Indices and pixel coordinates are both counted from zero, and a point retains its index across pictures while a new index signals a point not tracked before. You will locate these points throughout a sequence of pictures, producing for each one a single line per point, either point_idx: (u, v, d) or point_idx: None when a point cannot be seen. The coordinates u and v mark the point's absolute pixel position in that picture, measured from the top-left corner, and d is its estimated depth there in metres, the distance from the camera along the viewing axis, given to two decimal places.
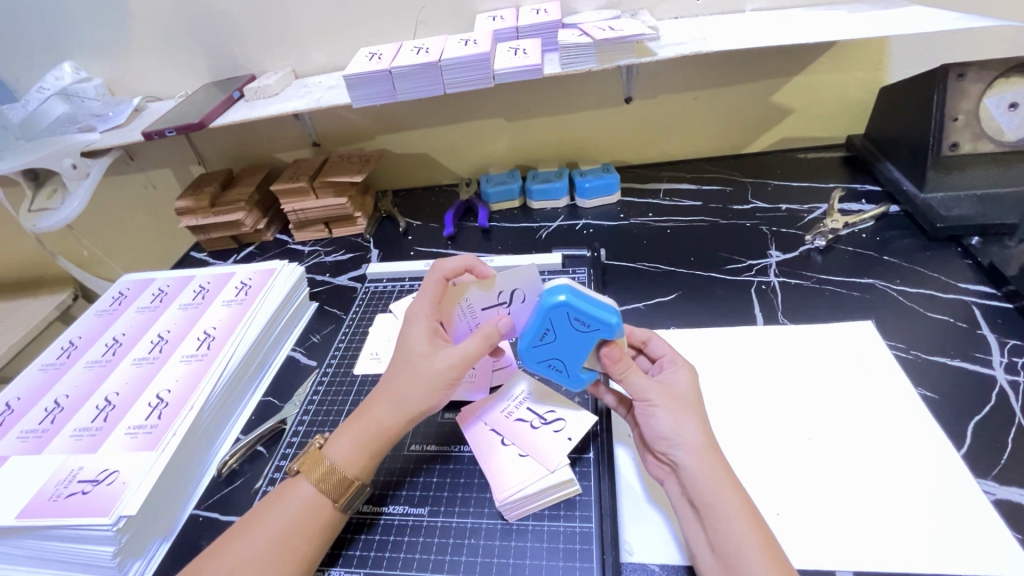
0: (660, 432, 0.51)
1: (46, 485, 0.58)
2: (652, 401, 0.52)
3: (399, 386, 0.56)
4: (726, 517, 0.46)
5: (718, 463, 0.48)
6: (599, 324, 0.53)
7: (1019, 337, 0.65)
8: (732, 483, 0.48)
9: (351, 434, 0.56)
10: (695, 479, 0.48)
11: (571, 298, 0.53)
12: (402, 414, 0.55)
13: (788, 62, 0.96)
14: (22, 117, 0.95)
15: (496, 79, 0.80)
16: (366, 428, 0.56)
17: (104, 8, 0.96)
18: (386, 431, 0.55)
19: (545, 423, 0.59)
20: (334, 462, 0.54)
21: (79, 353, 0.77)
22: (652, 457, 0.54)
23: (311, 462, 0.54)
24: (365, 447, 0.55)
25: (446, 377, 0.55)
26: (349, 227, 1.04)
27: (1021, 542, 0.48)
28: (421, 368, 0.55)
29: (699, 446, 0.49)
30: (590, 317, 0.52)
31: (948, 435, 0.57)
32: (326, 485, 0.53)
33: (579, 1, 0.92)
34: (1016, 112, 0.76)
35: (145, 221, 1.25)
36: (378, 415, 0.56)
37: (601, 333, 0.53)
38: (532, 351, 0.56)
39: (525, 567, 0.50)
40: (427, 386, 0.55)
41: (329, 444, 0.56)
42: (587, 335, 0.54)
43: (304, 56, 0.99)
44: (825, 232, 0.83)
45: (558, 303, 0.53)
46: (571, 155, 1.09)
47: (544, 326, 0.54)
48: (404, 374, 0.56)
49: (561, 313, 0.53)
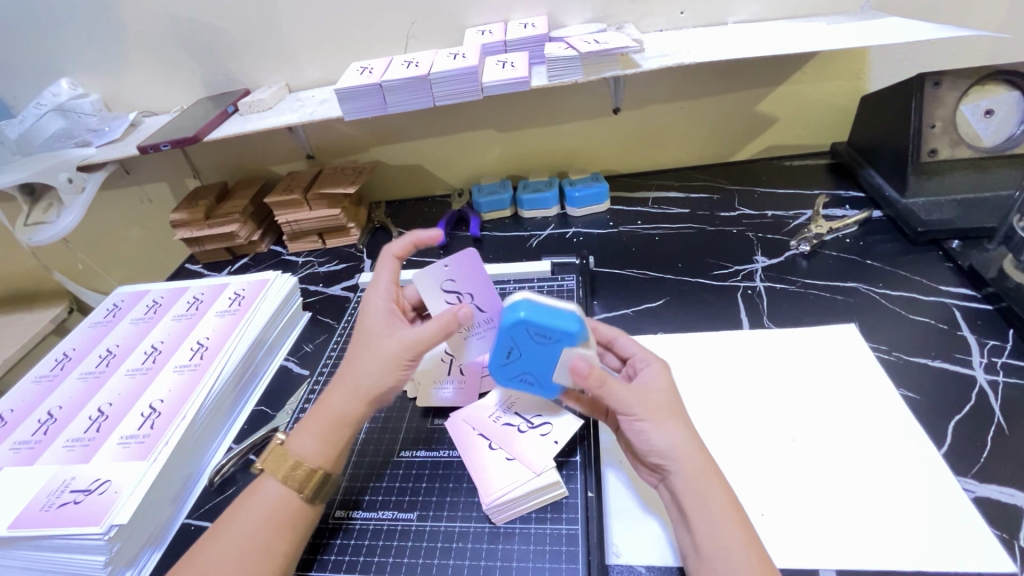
0: (648, 443, 0.51)
1: (38, 497, 0.59)
2: (637, 415, 0.51)
3: (356, 369, 0.57)
4: (711, 519, 0.46)
5: (706, 467, 0.49)
6: (561, 333, 0.54)
7: (999, 338, 0.66)
8: (721, 486, 0.48)
9: (311, 426, 0.56)
10: (682, 484, 0.48)
11: (530, 313, 0.54)
12: (358, 395, 0.56)
13: (772, 72, 0.98)
14: (20, 133, 0.97)
15: (484, 91, 0.82)
16: (324, 417, 0.56)
17: (102, 25, 0.98)
18: (343, 414, 0.56)
19: (532, 427, 0.60)
20: (298, 457, 0.54)
21: (74, 364, 0.78)
22: (643, 465, 0.54)
23: (275, 460, 0.54)
24: (328, 436, 0.55)
25: (402, 358, 0.56)
26: (343, 237, 1.05)
27: (1000, 538, 0.49)
28: (378, 349, 0.57)
29: (686, 454, 0.49)
30: (548, 327, 0.53)
31: (930, 434, 0.57)
32: (294, 480, 0.53)
33: (565, 15, 0.94)
34: (991, 118, 0.78)
35: (140, 234, 1.26)
36: (337, 399, 0.56)
37: (565, 342, 0.54)
38: (502, 368, 0.58)
39: (512, 569, 0.51)
40: (383, 367, 0.56)
41: (290, 440, 0.56)
42: (550, 346, 0.55)
43: (298, 70, 1.01)
44: (810, 238, 0.85)
45: (518, 320, 0.53)
46: (561, 165, 1.10)
47: (507, 344, 0.55)
48: (362, 355, 0.58)
49: (522, 329, 0.54)
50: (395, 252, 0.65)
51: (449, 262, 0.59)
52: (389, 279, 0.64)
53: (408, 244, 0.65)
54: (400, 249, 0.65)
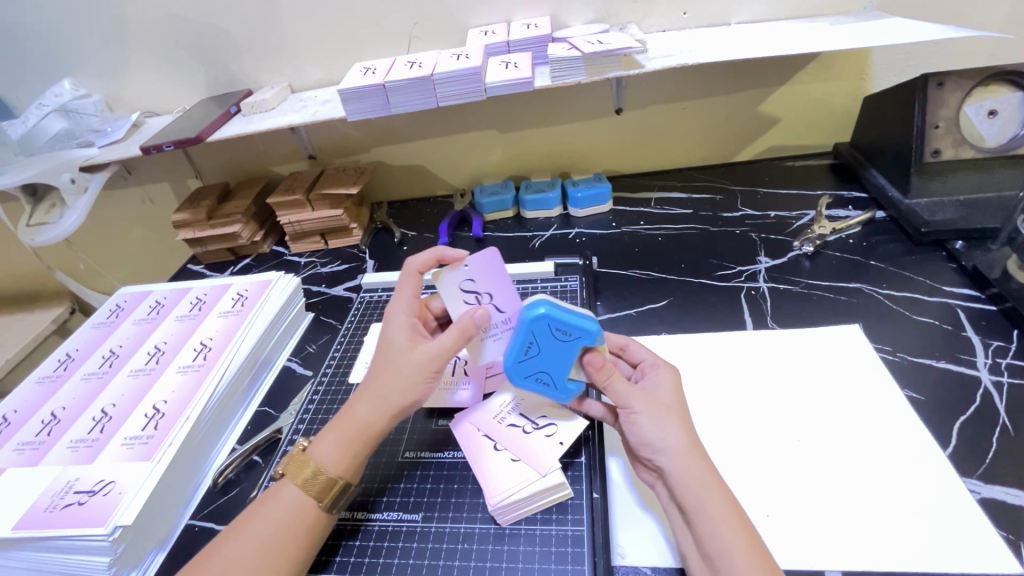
0: (641, 437, 0.52)
1: (42, 498, 0.59)
2: (633, 409, 0.53)
3: (379, 383, 0.56)
4: (709, 516, 0.46)
5: (701, 464, 0.49)
6: (581, 331, 0.55)
7: (1003, 339, 0.66)
8: (717, 483, 0.48)
9: (335, 434, 0.56)
10: (676, 480, 0.49)
11: (551, 310, 0.55)
12: (382, 410, 0.56)
13: (774, 72, 0.98)
14: (22, 132, 0.97)
15: (486, 92, 0.82)
16: (348, 427, 0.56)
17: (104, 25, 0.98)
18: (367, 427, 0.56)
19: (537, 428, 0.60)
20: (319, 464, 0.54)
21: (77, 365, 0.78)
22: (642, 464, 0.55)
23: (295, 466, 0.54)
24: (351, 447, 0.55)
25: (426, 371, 0.56)
26: (345, 238, 1.05)
27: (1006, 540, 0.49)
28: (402, 363, 0.56)
29: (678, 450, 0.50)
30: (569, 324, 0.55)
31: (934, 436, 0.57)
32: (312, 487, 0.53)
33: (568, 15, 0.94)
34: (994, 119, 0.78)
35: (142, 234, 1.26)
36: (361, 412, 0.56)
37: (583, 341, 0.55)
38: (518, 368, 0.57)
39: (518, 570, 0.51)
40: (407, 381, 0.56)
41: (313, 446, 0.56)
42: (568, 344, 0.55)
43: (300, 71, 1.01)
44: (813, 238, 0.85)
45: (540, 315, 0.55)
46: (564, 165, 1.10)
47: (527, 340, 0.55)
48: (386, 370, 0.57)
49: (544, 324, 0.55)
50: (418, 266, 0.61)
51: (471, 263, 0.59)
52: (411, 292, 0.61)
53: (432, 257, 0.61)
54: (423, 262, 0.61)
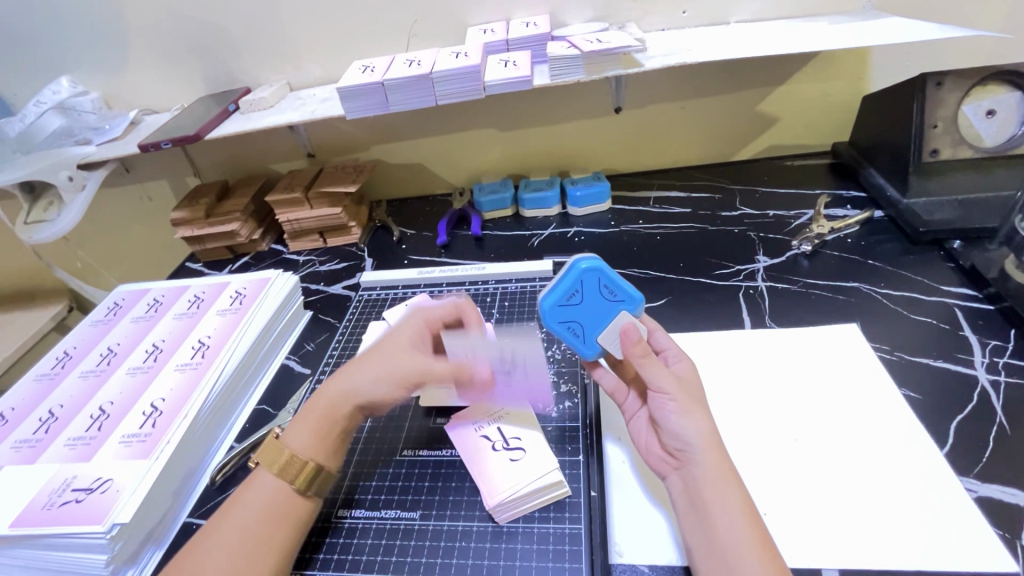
0: (671, 427, 0.51)
1: (41, 495, 0.59)
2: (670, 394, 0.51)
3: (356, 371, 0.58)
4: (728, 511, 0.46)
5: (724, 461, 0.49)
6: (625, 295, 0.57)
7: (1000, 338, 0.66)
8: (737, 481, 0.48)
9: (307, 420, 0.56)
10: (701, 475, 0.48)
11: (603, 265, 0.56)
12: (352, 399, 0.57)
13: (773, 72, 0.98)
14: (20, 130, 0.95)
15: (485, 91, 0.82)
16: (317, 412, 0.57)
17: (103, 22, 0.98)
18: (334, 412, 0.57)
19: (506, 448, 0.58)
20: (293, 450, 0.54)
21: (74, 363, 0.78)
22: (658, 453, 0.54)
23: (271, 453, 0.54)
24: (319, 430, 0.56)
25: (406, 376, 0.57)
26: (344, 236, 1.05)
27: (1003, 538, 0.49)
28: (387, 360, 0.58)
29: (707, 445, 0.49)
30: (618, 285, 0.56)
31: (931, 434, 0.57)
32: (289, 472, 0.53)
33: (567, 14, 0.94)
34: (993, 118, 0.78)
35: (140, 233, 1.25)
36: (331, 393, 0.58)
37: (624, 305, 0.57)
38: (555, 312, 0.57)
39: (515, 568, 0.51)
40: (379, 376, 0.57)
41: (287, 434, 0.56)
42: (611, 305, 0.57)
43: (299, 69, 1.01)
44: (811, 237, 0.85)
45: (593, 268, 0.56)
46: (563, 164, 1.10)
47: (573, 287, 0.56)
48: (368, 360, 0.59)
49: (594, 278, 0.56)
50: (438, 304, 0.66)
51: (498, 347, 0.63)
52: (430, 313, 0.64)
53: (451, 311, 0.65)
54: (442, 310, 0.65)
